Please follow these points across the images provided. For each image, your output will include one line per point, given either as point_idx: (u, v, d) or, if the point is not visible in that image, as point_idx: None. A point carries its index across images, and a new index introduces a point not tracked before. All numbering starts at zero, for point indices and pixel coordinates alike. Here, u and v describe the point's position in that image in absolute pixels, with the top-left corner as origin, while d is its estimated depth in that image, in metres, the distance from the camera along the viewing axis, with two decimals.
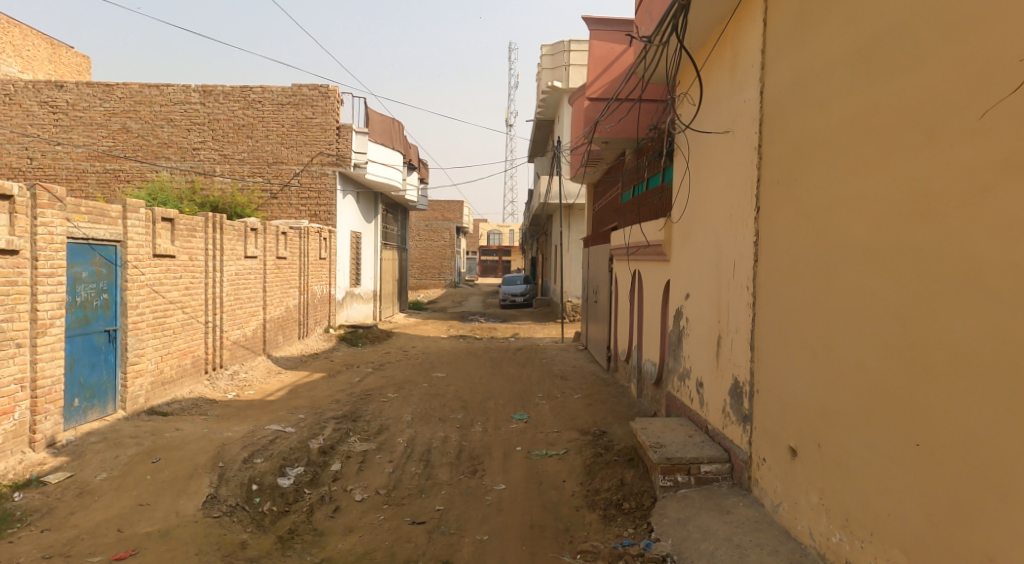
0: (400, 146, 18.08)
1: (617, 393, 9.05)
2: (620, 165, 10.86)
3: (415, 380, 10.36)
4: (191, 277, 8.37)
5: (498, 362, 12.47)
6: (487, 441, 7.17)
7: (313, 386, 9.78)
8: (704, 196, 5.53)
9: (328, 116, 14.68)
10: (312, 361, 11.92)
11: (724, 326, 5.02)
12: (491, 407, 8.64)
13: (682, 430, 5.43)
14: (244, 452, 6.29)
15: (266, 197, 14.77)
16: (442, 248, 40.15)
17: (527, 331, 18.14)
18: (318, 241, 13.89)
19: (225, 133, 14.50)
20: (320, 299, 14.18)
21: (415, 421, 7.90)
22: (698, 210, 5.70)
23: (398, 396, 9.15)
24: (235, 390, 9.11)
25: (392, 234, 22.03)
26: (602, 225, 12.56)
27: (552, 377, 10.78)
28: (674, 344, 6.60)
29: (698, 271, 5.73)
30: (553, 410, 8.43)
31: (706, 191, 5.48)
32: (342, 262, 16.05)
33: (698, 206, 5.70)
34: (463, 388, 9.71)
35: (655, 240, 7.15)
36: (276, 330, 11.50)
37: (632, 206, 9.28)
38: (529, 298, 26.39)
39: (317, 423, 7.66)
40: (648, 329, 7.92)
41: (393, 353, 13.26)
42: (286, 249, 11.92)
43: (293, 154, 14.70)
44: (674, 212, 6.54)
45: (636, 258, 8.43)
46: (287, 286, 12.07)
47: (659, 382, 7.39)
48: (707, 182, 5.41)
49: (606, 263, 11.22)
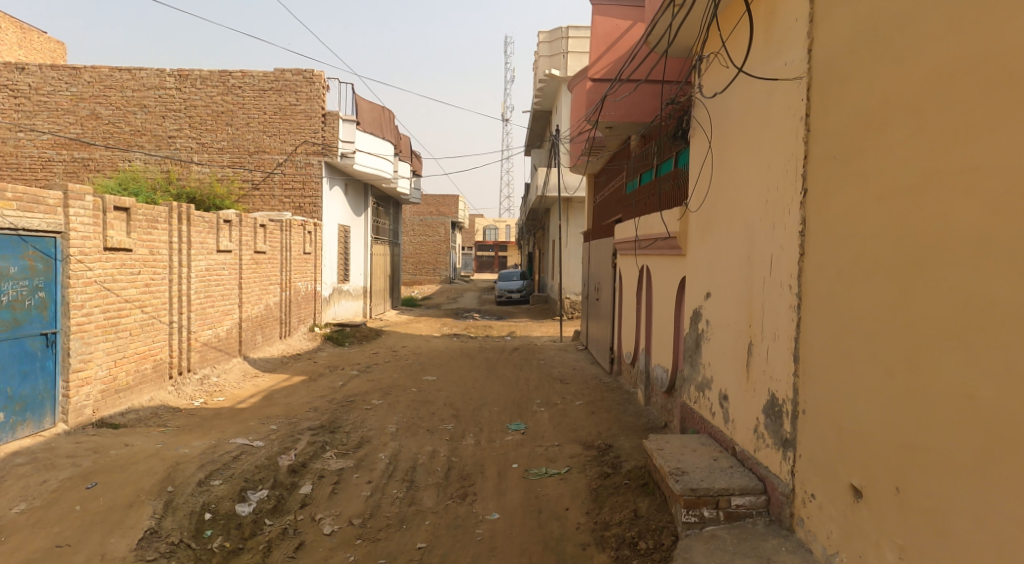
0: (390, 135, 17.29)
1: (622, 400, 8.30)
2: (624, 153, 10.13)
3: (402, 384, 9.59)
4: (153, 273, 7.59)
5: (493, 364, 11.70)
6: (479, 456, 6.40)
7: (291, 391, 9.00)
8: (729, 180, 4.79)
9: (313, 103, 13.88)
10: (292, 363, 11.13)
11: (757, 332, 4.27)
12: (485, 415, 7.88)
13: (705, 451, 4.68)
14: (200, 472, 5.51)
15: (247, 188, 13.98)
16: (437, 244, 39.33)
17: (524, 329, 17.38)
18: (302, 234, 13.10)
19: (203, 120, 13.66)
20: (303, 296, 13.39)
21: (400, 432, 7.14)
22: (722, 196, 4.94)
23: (383, 403, 8.38)
24: (204, 396, 8.32)
25: (383, 229, 21.23)
26: (604, 218, 11.79)
27: (551, 380, 10.02)
28: (691, 350, 5.86)
29: (722, 267, 4.98)
30: (552, 419, 7.69)
31: (731, 174, 4.74)
32: (329, 257, 15.25)
33: (721, 192, 4.95)
34: (455, 394, 8.94)
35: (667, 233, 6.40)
36: (253, 330, 10.70)
37: (639, 196, 8.53)
38: (526, 294, 25.63)
39: (289, 434, 6.89)
40: (658, 331, 7.18)
41: (381, 354, 12.48)
42: (265, 243, 11.12)
43: (276, 142, 13.89)
44: (691, 201, 5.80)
45: (644, 253, 7.66)
46: (267, 282, 11.27)
47: (671, 389, 6.64)
48: (734, 164, 4.67)
49: (610, 258, 10.46)
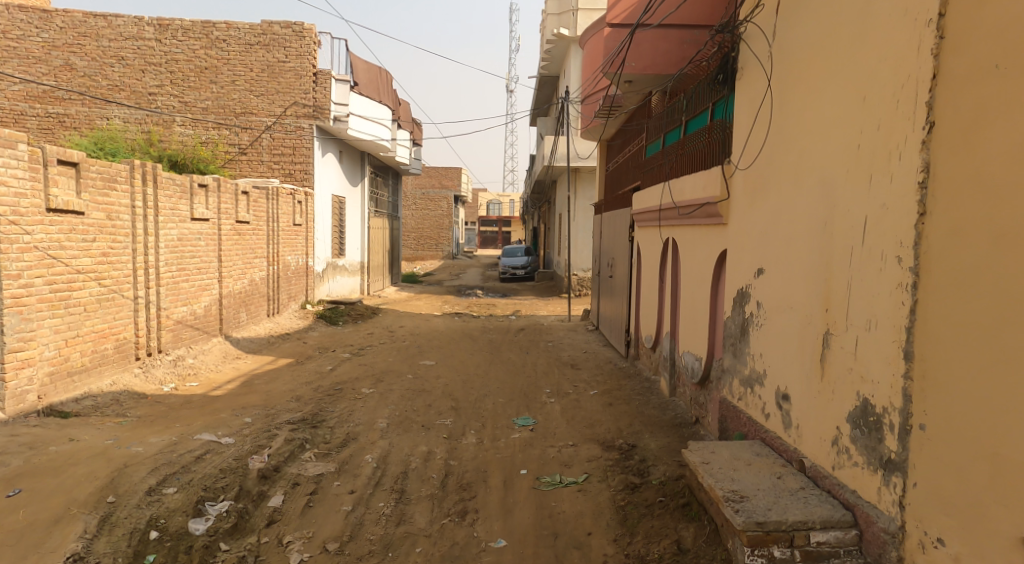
0: (388, 99, 16.26)
1: (642, 390, 7.38)
2: (644, 113, 9.12)
3: (397, 369, 8.68)
4: (112, 240, 6.63)
5: (498, 346, 10.77)
6: (482, 459, 5.51)
7: (273, 376, 8.09)
8: (797, 125, 3.83)
9: (303, 60, 12.88)
10: (280, 343, 10.24)
11: (837, 318, 3.35)
12: (488, 408, 6.97)
13: (762, 466, 3.74)
14: (151, 477, 4.57)
15: (234, 152, 13.02)
16: (439, 218, 38.27)
17: (530, 308, 16.46)
18: (291, 204, 12.12)
19: (185, 76, 12.61)
20: (294, 270, 12.45)
21: (391, 428, 6.23)
22: (785, 147, 3.99)
23: (374, 392, 7.47)
24: (176, 381, 7.27)
25: (382, 201, 20.21)
26: (619, 187, 10.81)
27: (561, 366, 9.08)
28: (732, 338, 4.93)
29: (781, 236, 4.05)
30: (564, 413, 6.79)
31: (801, 117, 3.78)
32: (322, 230, 14.28)
33: (784, 142, 4.00)
34: (455, 382, 8.02)
35: (701, 199, 5.43)
36: (236, 307, 9.79)
37: (662, 159, 7.57)
38: (531, 272, 24.67)
39: (264, 428, 5.97)
40: (685, 313, 6.26)
41: (377, 335, 11.57)
42: (249, 211, 10.16)
43: (263, 103, 12.90)
44: (737, 157, 4.83)
45: (670, 223, 6.70)
46: (251, 255, 10.32)
47: (704, 382, 5.71)
48: (807, 105, 3.71)
49: (625, 231, 9.50)
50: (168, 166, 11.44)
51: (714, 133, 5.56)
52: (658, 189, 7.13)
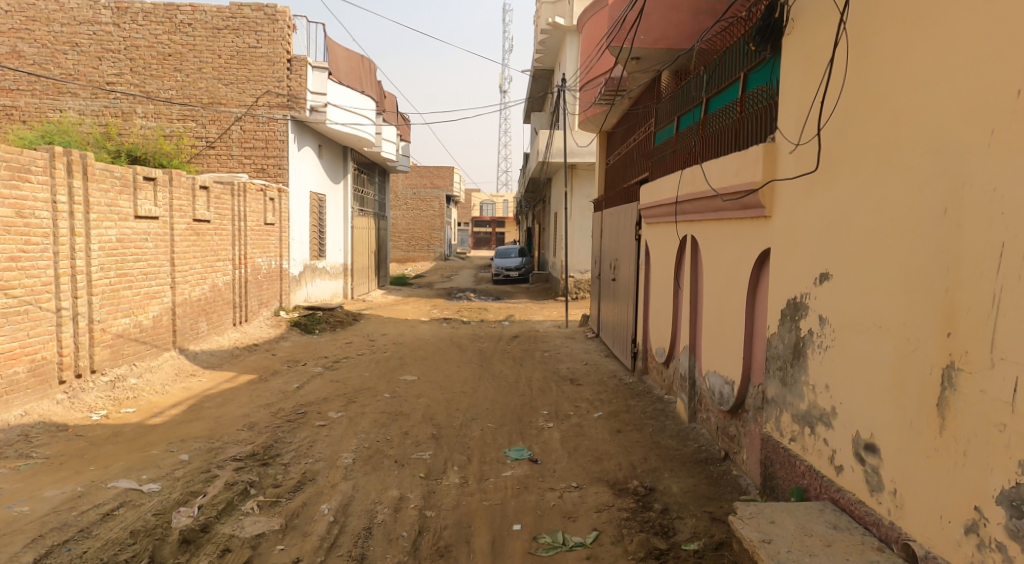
0: (372, 91, 15.34)
1: (653, 412, 6.36)
2: (651, 96, 8.11)
3: (373, 387, 7.64)
4: (23, 242, 5.67)
5: (488, 357, 9.71)
6: (466, 508, 4.46)
7: (228, 397, 7.05)
8: (893, 82, 2.83)
9: (276, 46, 11.97)
10: (245, 355, 9.22)
11: (972, 353, 2.38)
12: (475, 436, 5.91)
13: (850, 551, 2.73)
14: (26, 553, 3.58)
15: (200, 145, 12.12)
16: (431, 219, 37.22)
17: (524, 312, 15.42)
18: (260, 200, 11.08)
19: (146, 64, 11.68)
20: (265, 274, 11.38)
21: (358, 465, 5.17)
22: (870, 110, 2.98)
23: (343, 416, 6.41)
24: (109, 406, 6.32)
25: (368, 200, 19.19)
26: (622, 180, 9.77)
27: (560, 382, 8.03)
28: (776, 359, 3.91)
29: (860, 230, 3.06)
30: (565, 442, 5.77)
31: (901, 70, 2.78)
32: (299, 230, 13.23)
33: (871, 104, 2.98)
34: (437, 402, 6.98)
35: (733, 187, 4.41)
36: (194, 316, 8.74)
37: (677, 144, 6.55)
38: (524, 273, 23.68)
39: (201, 468, 4.97)
40: (709, 324, 5.23)
41: (356, 344, 10.53)
42: (209, 209, 9.13)
43: (233, 93, 11.99)
44: (788, 130, 3.81)
45: (691, 217, 5.67)
46: (212, 258, 9.28)
47: (737, 410, 4.68)
48: (912, 55, 2.72)
49: (631, 229, 8.47)
50: (128, 161, 10.45)
51: (751, 109, 4.56)
52: (674, 178, 6.11)
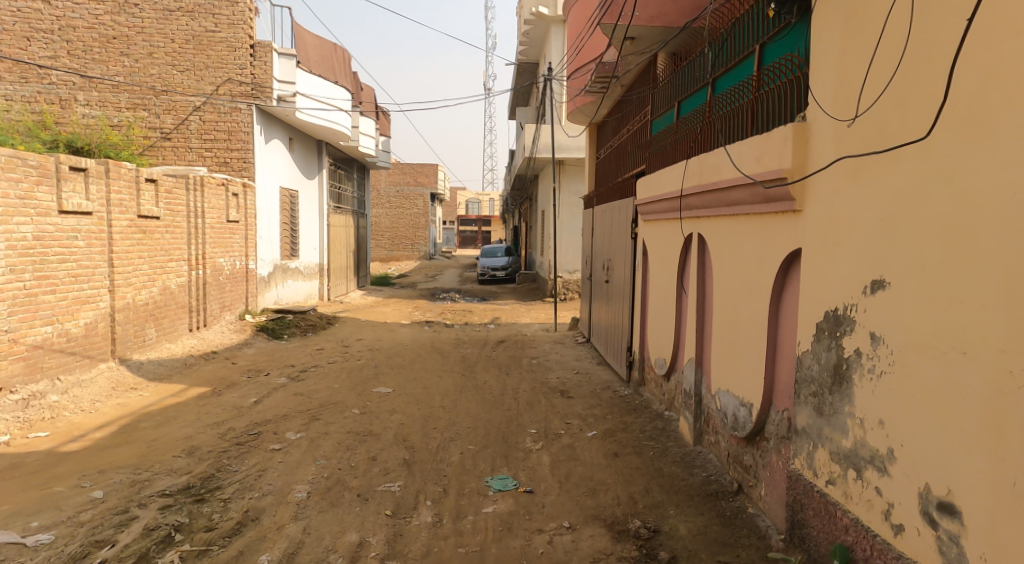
0: (346, 81, 14.62)
1: (655, 432, 5.69)
2: (647, 81, 7.46)
3: (341, 402, 6.94)
4: None
5: (470, 365, 9.02)
6: (436, 556, 3.77)
7: (169, 415, 6.37)
8: (997, 35, 2.17)
9: (236, 30, 11.30)
10: (201, 365, 8.48)
11: None
12: (453, 462, 5.21)
13: None
14: None
15: (154, 136, 11.32)
16: (415, 217, 36.44)
17: (509, 314, 14.73)
18: (222, 195, 10.32)
19: (87, 47, 10.84)
20: (229, 275, 10.62)
21: (312, 501, 4.44)
22: (958, 70, 2.31)
23: (302, 438, 5.69)
24: (15, 431, 5.63)
25: (345, 197, 18.44)
26: (615, 175, 9.12)
27: (549, 394, 7.36)
28: (807, 382, 3.21)
29: (939, 224, 2.37)
30: (554, 468, 5.10)
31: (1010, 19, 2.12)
32: (269, 228, 12.47)
33: (959, 61, 2.31)
34: (412, 420, 6.27)
35: (751, 178, 3.76)
36: (139, 322, 7.99)
37: (679, 133, 5.90)
38: (511, 273, 23.02)
39: (117, 507, 4.29)
40: (721, 334, 4.58)
41: (327, 351, 9.81)
42: (157, 205, 8.40)
43: (190, 80, 11.25)
44: (826, 104, 3.13)
45: (700, 213, 5.02)
46: (161, 258, 8.54)
47: (755, 437, 4.01)
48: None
49: (626, 227, 7.81)
50: (68, 150, 9.55)
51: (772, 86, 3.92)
52: (678, 169, 5.47)
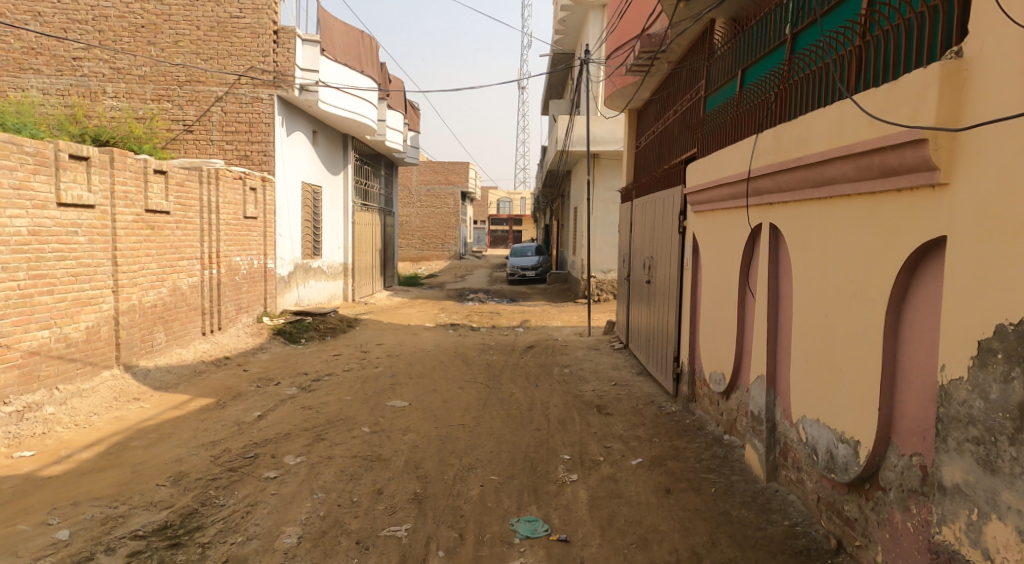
0: (374, 72, 13.93)
1: (715, 462, 4.80)
2: (701, 53, 6.61)
3: (352, 417, 6.18)
4: None
5: (496, 374, 8.17)
6: None
7: (166, 431, 5.55)
8: None
9: (261, 16, 10.61)
10: (212, 372, 7.80)
11: None
12: (472, 497, 4.41)
13: None
14: None
15: (177, 129, 10.75)
16: (446, 216, 35.79)
17: (541, 317, 13.88)
18: (239, 190, 9.67)
19: (118, 37, 10.31)
20: (246, 275, 9.96)
21: (302, 550, 3.65)
22: None
23: (302, 465, 4.91)
24: (3, 449, 4.94)
25: (373, 194, 17.81)
26: (658, 164, 8.26)
27: (584, 410, 6.50)
28: (961, 423, 2.45)
29: None
30: (595, 507, 4.25)
31: None
32: (289, 225, 11.82)
33: None
34: (427, 442, 5.48)
35: (860, 146, 3.00)
36: (149, 326, 7.32)
37: (746, 106, 5.07)
38: (542, 272, 22.14)
39: (80, 553, 3.55)
40: (803, 345, 3.73)
41: (345, 357, 9.07)
42: (167, 198, 7.69)
43: (213, 69, 10.62)
44: (1015, 18, 2.31)
45: (775, 200, 4.14)
46: (172, 256, 7.86)
47: (866, 485, 3.12)
48: None
49: (672, 222, 6.92)
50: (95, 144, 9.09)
51: (905, 16, 3.09)
52: (744, 147, 4.61)
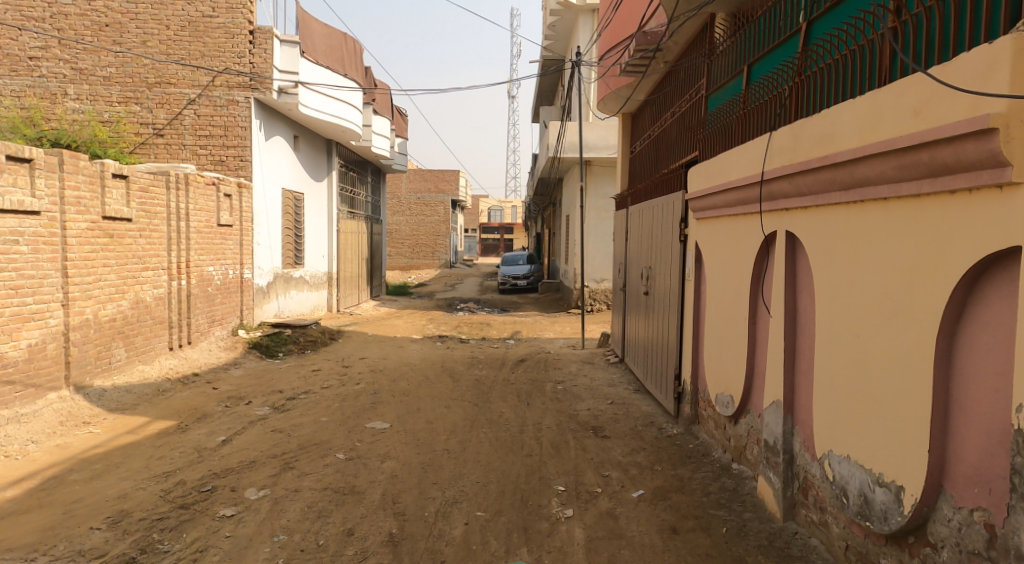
0: (358, 75, 13.49)
1: (725, 496, 4.32)
2: (701, 50, 6.17)
3: (325, 442, 5.68)
4: None
5: (485, 392, 7.66)
6: None
7: (114, 461, 5.03)
8: None
9: (235, 15, 10.19)
10: (177, 391, 7.28)
11: None
12: (454, 539, 3.91)
13: None
14: None
15: (146, 133, 10.23)
16: (436, 224, 35.33)
17: (532, 328, 13.41)
18: (212, 196, 9.17)
19: (78, 36, 9.84)
20: (220, 286, 9.45)
21: None
22: None
23: (264, 500, 4.39)
24: None
25: (359, 202, 17.32)
26: (656, 169, 7.82)
27: (579, 433, 6.01)
28: None
29: None
30: (594, 551, 3.76)
31: None
32: (268, 234, 11.31)
33: None
34: (408, 471, 4.98)
35: (902, 140, 2.56)
36: (104, 341, 6.81)
37: (755, 104, 4.62)
38: (534, 281, 21.69)
39: None
40: (829, 369, 3.28)
41: (323, 373, 8.57)
42: (128, 204, 7.24)
43: (185, 71, 10.15)
44: None
45: (793, 206, 3.69)
46: (133, 267, 7.37)
47: (909, 538, 2.66)
48: None
49: (672, 229, 6.47)
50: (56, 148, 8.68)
51: None
52: (756, 147, 4.15)
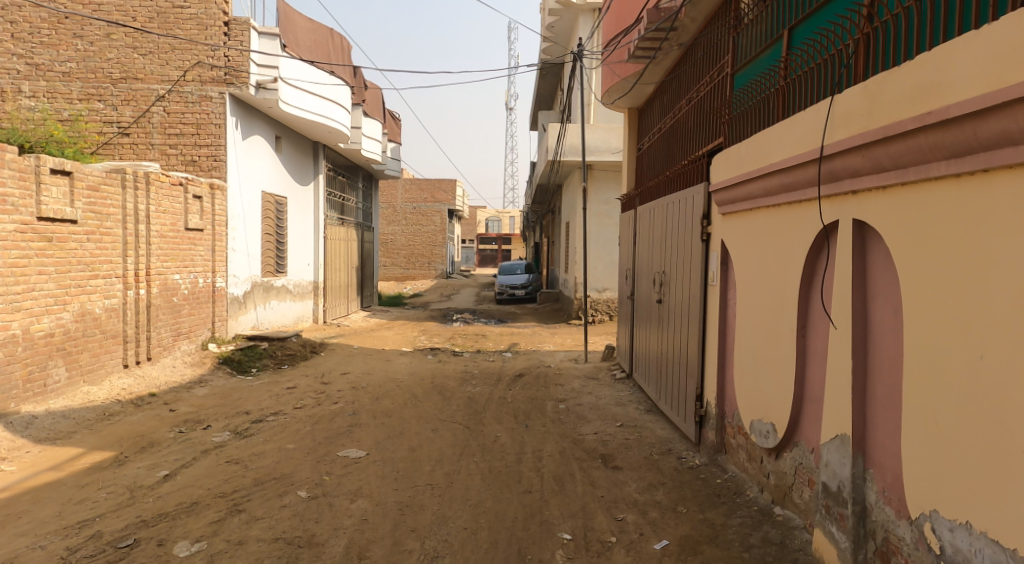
0: (344, 73, 12.72)
1: (775, 552, 3.45)
2: (724, 22, 5.38)
3: (287, 476, 4.81)
4: None
5: (477, 412, 6.79)
6: None
7: (22, 508, 4.17)
8: None
9: (208, 4, 9.39)
10: (127, 415, 6.41)
11: None
12: None
13: None
14: None
15: (110, 132, 9.42)
16: (432, 234, 34.50)
17: (531, 339, 12.53)
18: (179, 197, 8.32)
19: (34, 28, 9.11)
20: (188, 296, 8.59)
21: None
22: None
23: (195, 558, 3.53)
24: None
25: (349, 208, 16.49)
26: (668, 163, 7.02)
27: (586, 463, 5.16)
28: None
29: None
30: None
31: None
32: (246, 239, 10.48)
33: None
34: (379, 515, 4.12)
35: None
36: (38, 361, 5.95)
37: (801, 69, 3.84)
38: (533, 291, 20.81)
39: None
40: (939, 398, 2.45)
41: (299, 391, 7.69)
42: (73, 204, 6.41)
43: (153, 64, 9.36)
44: None
45: (872, 185, 2.87)
46: (77, 276, 6.51)
47: None
48: None
49: (691, 227, 5.63)
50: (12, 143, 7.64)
51: None
52: (812, 118, 3.34)
